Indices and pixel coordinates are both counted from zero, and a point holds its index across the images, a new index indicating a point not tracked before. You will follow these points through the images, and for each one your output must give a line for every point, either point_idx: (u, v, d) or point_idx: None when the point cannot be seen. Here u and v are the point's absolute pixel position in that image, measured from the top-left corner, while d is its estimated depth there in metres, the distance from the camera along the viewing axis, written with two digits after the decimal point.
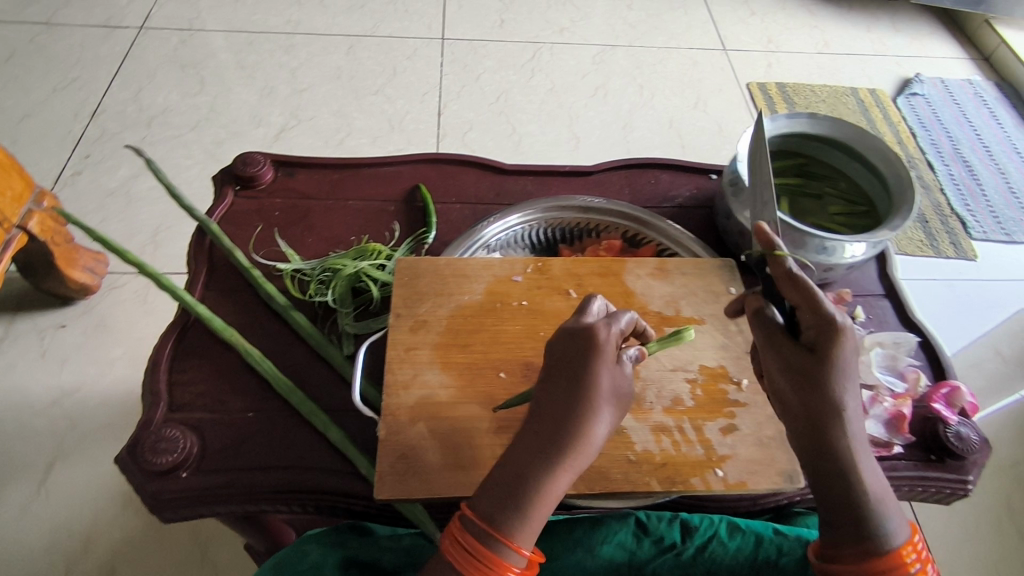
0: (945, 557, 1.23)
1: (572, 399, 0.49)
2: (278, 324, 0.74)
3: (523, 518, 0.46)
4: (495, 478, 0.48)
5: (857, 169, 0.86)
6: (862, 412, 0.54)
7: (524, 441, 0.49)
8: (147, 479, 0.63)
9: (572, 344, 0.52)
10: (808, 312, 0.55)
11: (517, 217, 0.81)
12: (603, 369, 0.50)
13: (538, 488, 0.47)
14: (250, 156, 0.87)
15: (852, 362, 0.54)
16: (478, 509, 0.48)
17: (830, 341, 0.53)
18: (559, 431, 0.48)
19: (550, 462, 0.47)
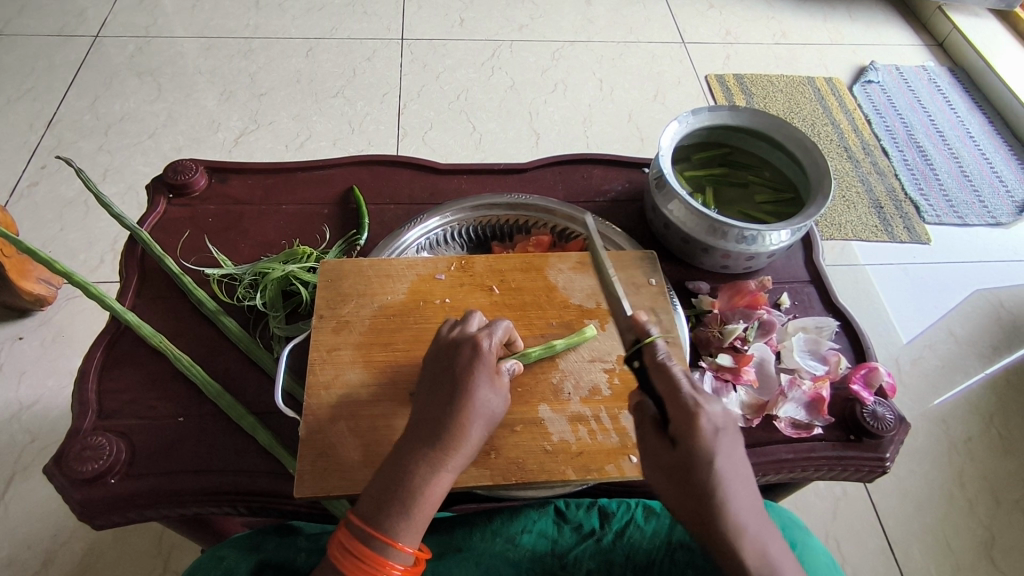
0: (899, 535, 1.25)
1: (449, 407, 0.56)
2: (209, 330, 0.75)
3: (405, 518, 0.53)
4: (378, 483, 0.54)
5: (780, 158, 0.88)
6: (743, 492, 0.52)
7: (405, 447, 0.55)
8: (74, 488, 0.63)
9: (452, 355, 0.59)
10: (671, 403, 0.54)
11: (445, 217, 0.83)
12: (482, 378, 0.57)
13: (417, 490, 0.53)
14: (182, 164, 0.88)
15: (721, 450, 0.52)
16: (360, 513, 0.53)
17: (688, 432, 0.52)
18: (439, 433, 0.55)
19: (431, 461, 0.54)
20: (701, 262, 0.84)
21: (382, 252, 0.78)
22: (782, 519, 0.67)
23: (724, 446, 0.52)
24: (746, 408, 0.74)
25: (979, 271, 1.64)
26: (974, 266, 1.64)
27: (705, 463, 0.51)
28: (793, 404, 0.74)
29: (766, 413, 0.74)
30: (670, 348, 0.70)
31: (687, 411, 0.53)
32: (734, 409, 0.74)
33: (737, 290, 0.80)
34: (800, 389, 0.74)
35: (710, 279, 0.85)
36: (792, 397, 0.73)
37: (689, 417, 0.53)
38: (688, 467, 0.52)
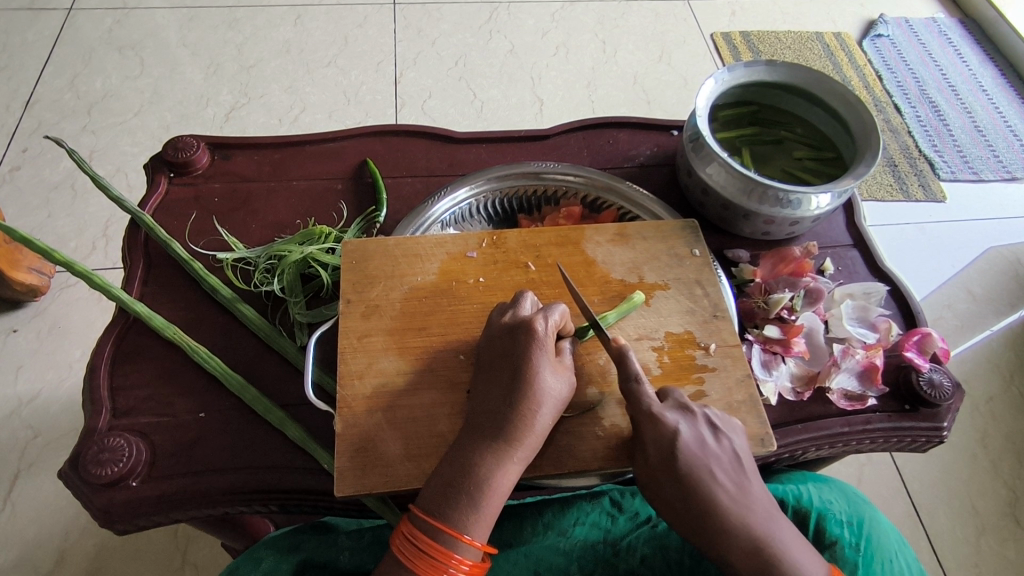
0: (925, 499, 1.24)
1: (511, 396, 0.54)
2: (224, 318, 0.70)
3: (470, 512, 0.51)
4: (442, 475, 0.53)
5: (818, 114, 0.83)
6: (734, 484, 0.54)
7: (468, 439, 0.54)
8: (94, 493, 0.59)
9: (512, 340, 0.56)
10: (649, 423, 0.55)
11: (471, 188, 0.78)
12: (543, 363, 0.55)
13: (482, 481, 0.52)
14: (182, 140, 0.82)
15: (703, 454, 0.54)
16: (423, 505, 0.52)
17: (667, 446, 0.54)
18: (503, 425, 0.53)
19: (498, 453, 0.52)
20: (741, 229, 0.80)
21: (405, 227, 0.74)
22: (848, 496, 0.65)
23: (693, 455, 0.54)
24: (797, 381, 0.71)
25: (996, 228, 1.60)
26: (991, 223, 1.61)
27: (678, 473, 0.54)
28: (845, 374, 0.70)
29: (817, 385, 0.70)
30: (719, 322, 0.66)
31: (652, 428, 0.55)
32: (784, 382, 0.70)
33: (781, 257, 0.76)
34: (853, 359, 0.71)
35: (749, 246, 0.81)
36: (845, 367, 0.70)
37: (656, 434, 0.54)
38: (669, 475, 0.54)
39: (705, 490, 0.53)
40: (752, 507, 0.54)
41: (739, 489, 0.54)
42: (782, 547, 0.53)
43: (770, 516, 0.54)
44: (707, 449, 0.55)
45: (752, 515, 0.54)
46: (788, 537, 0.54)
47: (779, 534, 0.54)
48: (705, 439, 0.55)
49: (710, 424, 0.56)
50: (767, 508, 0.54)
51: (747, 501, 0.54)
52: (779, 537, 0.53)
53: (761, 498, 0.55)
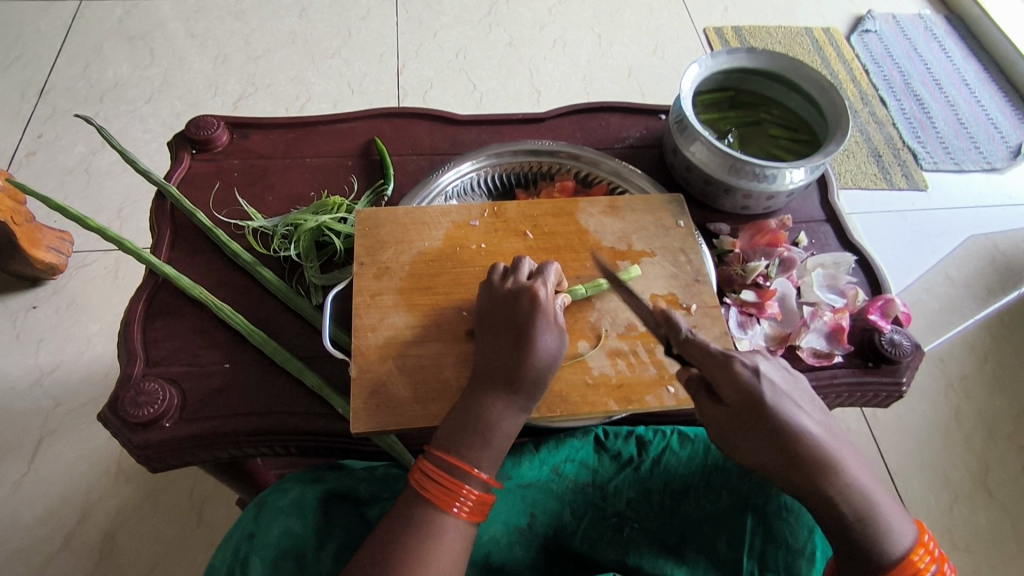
0: (901, 468, 1.31)
1: (516, 350, 0.60)
2: (246, 281, 0.76)
3: (480, 451, 0.58)
4: (455, 419, 0.59)
5: (796, 99, 0.89)
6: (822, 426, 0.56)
7: (480, 386, 0.60)
8: (131, 432, 0.65)
9: (516, 301, 0.62)
10: (721, 367, 0.56)
11: (475, 163, 0.84)
12: (543, 322, 0.61)
13: (488, 423, 0.58)
14: (203, 120, 0.88)
15: (786, 392, 0.57)
16: (439, 444, 0.59)
17: (744, 383, 0.55)
18: (510, 376, 0.59)
19: (505, 402, 0.59)
20: (722, 204, 0.86)
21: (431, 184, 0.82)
22: None
23: (770, 392, 0.55)
24: (770, 340, 0.77)
25: (974, 215, 1.67)
26: (970, 212, 1.68)
27: (762, 412, 0.55)
28: (815, 334, 0.76)
29: (789, 343, 0.76)
30: (701, 286, 0.72)
31: (730, 369, 0.56)
32: (758, 341, 0.76)
33: (758, 230, 0.83)
34: (822, 320, 0.77)
35: (730, 220, 0.87)
36: (814, 327, 0.76)
37: (731, 374, 0.56)
38: (751, 414, 0.55)
39: (791, 432, 0.54)
40: (844, 448, 0.56)
41: (826, 429, 0.56)
42: (872, 486, 0.54)
43: (853, 467, 0.55)
44: (785, 393, 0.56)
45: (840, 464, 0.54)
46: (874, 489, 0.54)
47: (866, 489, 0.54)
48: (787, 387, 0.57)
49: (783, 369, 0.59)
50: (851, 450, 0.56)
51: (834, 439, 0.56)
52: (865, 491, 0.54)
53: (844, 448, 0.56)
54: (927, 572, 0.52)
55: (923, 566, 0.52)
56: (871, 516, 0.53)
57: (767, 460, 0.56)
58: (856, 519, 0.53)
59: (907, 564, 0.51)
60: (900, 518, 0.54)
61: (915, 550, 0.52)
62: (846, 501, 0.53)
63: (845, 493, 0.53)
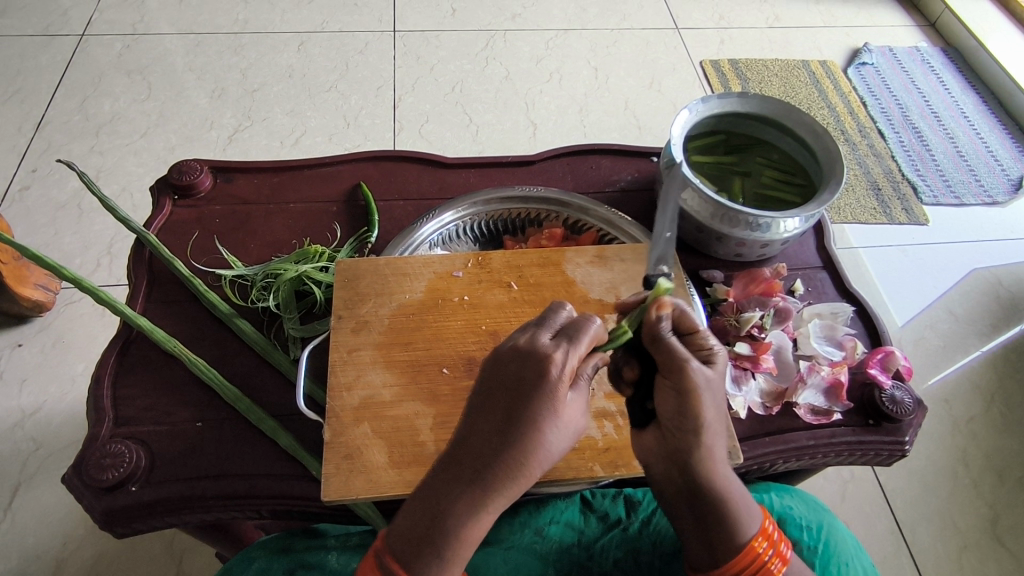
0: (908, 514, 1.27)
1: (505, 443, 0.49)
2: (222, 333, 0.74)
3: (438, 563, 0.49)
4: (413, 527, 0.50)
5: (788, 143, 0.87)
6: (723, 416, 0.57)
7: (447, 482, 0.50)
8: (95, 497, 0.62)
9: (522, 370, 0.51)
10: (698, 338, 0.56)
11: (459, 211, 0.82)
12: (556, 406, 0.50)
13: (456, 540, 0.49)
14: (186, 164, 0.87)
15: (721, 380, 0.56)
16: (392, 547, 0.50)
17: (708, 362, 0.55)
18: (493, 465, 0.49)
19: (477, 502, 0.49)
20: (715, 251, 0.84)
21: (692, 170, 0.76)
22: (808, 502, 0.69)
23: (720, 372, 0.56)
24: (766, 396, 0.74)
25: (977, 250, 1.64)
26: (973, 246, 1.65)
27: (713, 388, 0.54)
28: (812, 390, 0.74)
29: (786, 400, 0.74)
30: None
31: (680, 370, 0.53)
32: (753, 397, 0.74)
33: (753, 278, 0.80)
34: (819, 375, 0.74)
35: (723, 267, 0.85)
36: (811, 383, 0.74)
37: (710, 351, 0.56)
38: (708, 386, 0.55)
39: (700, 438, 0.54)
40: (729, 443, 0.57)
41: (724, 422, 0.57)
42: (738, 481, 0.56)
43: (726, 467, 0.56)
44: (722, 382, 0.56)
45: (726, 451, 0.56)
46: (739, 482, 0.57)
47: (733, 484, 0.55)
48: (717, 386, 0.54)
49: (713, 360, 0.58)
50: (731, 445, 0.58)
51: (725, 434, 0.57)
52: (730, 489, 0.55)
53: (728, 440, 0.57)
54: (768, 560, 0.54)
55: (762, 552, 0.54)
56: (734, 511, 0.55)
57: (664, 445, 0.56)
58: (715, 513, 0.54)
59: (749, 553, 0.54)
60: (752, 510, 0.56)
61: (755, 539, 0.55)
62: (713, 499, 0.54)
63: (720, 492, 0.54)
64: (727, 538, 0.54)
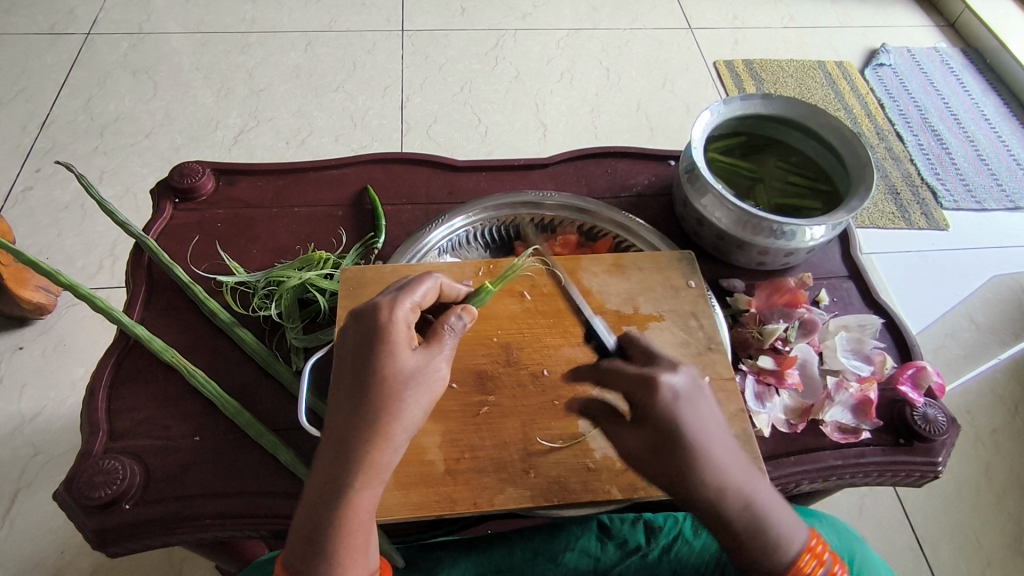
0: (929, 530, 1.22)
1: (356, 405, 0.50)
2: (223, 343, 0.71)
3: (332, 550, 0.47)
4: (304, 525, 0.48)
5: (815, 147, 0.83)
6: (718, 432, 0.53)
7: (322, 463, 0.49)
8: (87, 516, 0.59)
9: (359, 337, 0.53)
10: (638, 389, 0.53)
11: (468, 217, 0.79)
12: (391, 358, 0.51)
13: (346, 522, 0.48)
14: (188, 166, 0.84)
15: (690, 410, 0.52)
16: (291, 553, 0.48)
17: (656, 401, 0.52)
18: (352, 431, 0.49)
19: (348, 475, 0.48)
20: (736, 259, 0.81)
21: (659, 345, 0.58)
22: (838, 530, 0.66)
23: (686, 416, 0.51)
24: (791, 413, 0.71)
25: (998, 256, 1.59)
26: (994, 252, 1.60)
27: (675, 441, 0.51)
28: (839, 407, 0.70)
29: (811, 417, 0.70)
30: (714, 355, 0.66)
31: (650, 395, 0.52)
32: (777, 414, 0.70)
33: (775, 288, 0.77)
34: (847, 392, 0.70)
35: (745, 276, 0.81)
36: (838, 400, 0.70)
37: (654, 404, 0.52)
38: (661, 440, 0.52)
39: (702, 461, 0.51)
40: (744, 468, 0.53)
41: (727, 441, 0.53)
42: (768, 502, 0.53)
43: (753, 478, 0.53)
44: (702, 414, 0.52)
45: (735, 482, 0.52)
46: (770, 499, 0.53)
47: (762, 500, 0.53)
48: (689, 420, 0.52)
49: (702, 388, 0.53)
50: (744, 464, 0.53)
51: (726, 459, 0.52)
52: (759, 502, 0.53)
53: (737, 461, 0.53)
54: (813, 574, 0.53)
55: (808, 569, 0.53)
56: (763, 536, 0.52)
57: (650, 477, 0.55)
58: (753, 535, 0.52)
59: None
60: (793, 526, 0.54)
61: (800, 559, 0.53)
62: (727, 523, 0.53)
63: (730, 521, 0.52)
64: (765, 562, 0.53)
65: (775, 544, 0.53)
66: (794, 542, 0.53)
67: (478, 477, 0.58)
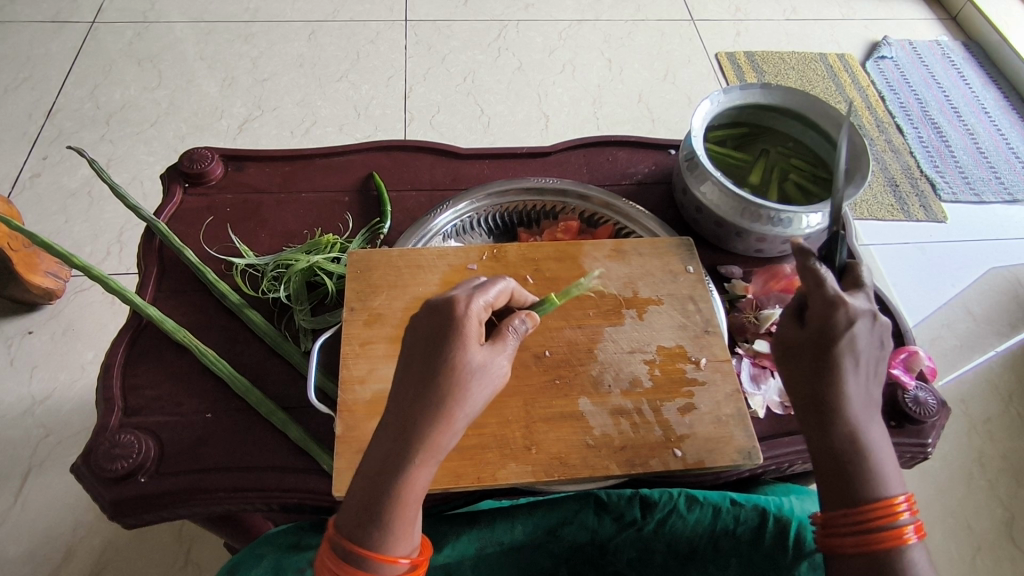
0: (921, 515, 1.24)
1: (421, 390, 0.48)
2: (233, 324, 0.73)
3: (384, 530, 0.46)
4: (359, 494, 0.47)
5: (812, 137, 0.85)
6: (872, 367, 0.52)
7: (383, 438, 0.48)
8: (104, 487, 0.61)
9: (431, 324, 0.50)
10: (817, 293, 0.52)
11: (472, 203, 0.81)
12: (462, 348, 0.49)
13: (401, 499, 0.46)
14: (197, 152, 0.86)
15: (862, 336, 0.51)
16: (342, 528, 0.48)
17: (828, 313, 0.51)
18: (417, 414, 0.47)
19: (405, 457, 0.47)
20: (733, 246, 0.82)
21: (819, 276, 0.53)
22: None
23: (853, 340, 0.51)
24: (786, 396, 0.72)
25: (996, 247, 1.61)
26: (992, 244, 1.61)
27: (830, 348, 0.51)
28: None
29: None
30: (711, 337, 0.68)
31: (830, 307, 0.51)
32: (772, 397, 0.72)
33: (772, 274, 0.79)
34: None
35: (742, 263, 0.83)
36: None
37: (828, 316, 0.51)
38: (813, 346, 0.51)
39: (836, 378, 0.50)
40: (868, 408, 0.51)
41: (871, 377, 0.52)
42: (876, 446, 0.51)
43: (872, 416, 0.51)
44: (862, 346, 0.51)
45: (854, 407, 0.51)
46: (880, 445, 0.51)
47: (872, 437, 0.51)
48: (862, 337, 0.51)
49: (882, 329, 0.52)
50: (869, 408, 0.52)
51: (862, 389, 0.51)
52: (869, 438, 0.50)
53: (868, 397, 0.52)
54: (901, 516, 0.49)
55: (900, 508, 0.49)
56: (858, 466, 0.50)
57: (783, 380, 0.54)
58: (848, 456, 0.50)
59: (880, 508, 0.49)
60: (896, 475, 0.51)
61: (893, 497, 0.49)
62: (834, 440, 0.50)
63: (834, 439, 0.50)
64: (852, 487, 0.50)
65: (867, 477, 0.50)
66: (888, 483, 0.50)
67: (484, 452, 0.60)
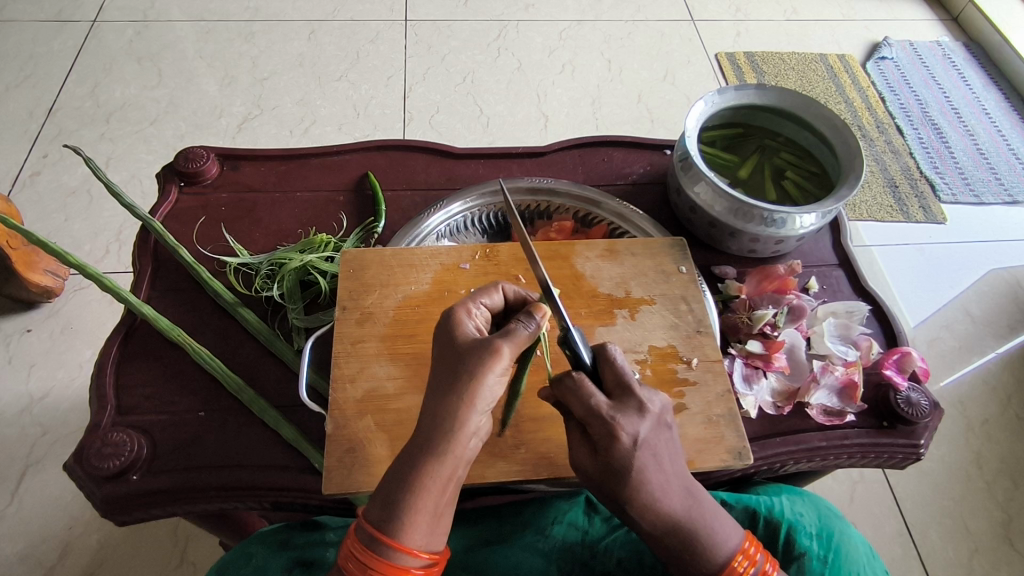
0: (917, 517, 1.24)
1: (445, 371, 0.50)
2: (226, 322, 0.73)
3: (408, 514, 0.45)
4: (387, 479, 0.47)
5: (807, 138, 0.85)
6: (666, 460, 0.51)
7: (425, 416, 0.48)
8: (96, 486, 0.62)
9: (448, 333, 0.53)
10: (592, 422, 0.50)
11: (465, 202, 0.81)
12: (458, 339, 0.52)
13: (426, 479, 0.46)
14: (193, 152, 0.86)
15: (644, 450, 0.50)
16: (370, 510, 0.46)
17: (610, 443, 0.50)
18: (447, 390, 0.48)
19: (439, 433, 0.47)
20: (728, 246, 0.82)
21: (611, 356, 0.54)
22: (819, 509, 0.67)
23: (639, 455, 0.50)
24: (778, 396, 0.73)
25: (995, 249, 1.60)
26: (991, 245, 1.61)
27: (620, 471, 0.50)
28: (825, 390, 0.72)
29: (797, 400, 0.72)
30: (702, 337, 0.69)
31: (609, 437, 0.50)
32: (764, 397, 0.72)
33: (766, 274, 0.78)
34: (833, 374, 0.72)
35: (735, 263, 0.83)
36: (824, 383, 0.72)
37: (610, 447, 0.50)
38: (611, 472, 0.51)
39: (639, 494, 0.51)
40: (687, 489, 0.52)
41: (672, 468, 0.52)
42: (706, 520, 0.53)
43: (689, 498, 0.52)
44: (654, 451, 0.51)
45: (670, 504, 0.51)
46: (709, 513, 0.53)
47: (694, 512, 0.52)
48: (647, 455, 0.50)
49: (660, 420, 0.52)
50: (687, 488, 0.52)
51: (666, 486, 0.51)
52: (700, 513, 0.52)
53: (681, 482, 0.52)
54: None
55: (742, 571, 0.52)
56: (695, 548, 0.52)
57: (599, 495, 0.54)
58: (684, 548, 0.52)
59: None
60: (733, 530, 0.54)
61: (735, 559, 0.52)
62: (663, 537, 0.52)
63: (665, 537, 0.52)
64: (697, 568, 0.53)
65: (706, 552, 0.52)
66: (728, 548, 0.53)
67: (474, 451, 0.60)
